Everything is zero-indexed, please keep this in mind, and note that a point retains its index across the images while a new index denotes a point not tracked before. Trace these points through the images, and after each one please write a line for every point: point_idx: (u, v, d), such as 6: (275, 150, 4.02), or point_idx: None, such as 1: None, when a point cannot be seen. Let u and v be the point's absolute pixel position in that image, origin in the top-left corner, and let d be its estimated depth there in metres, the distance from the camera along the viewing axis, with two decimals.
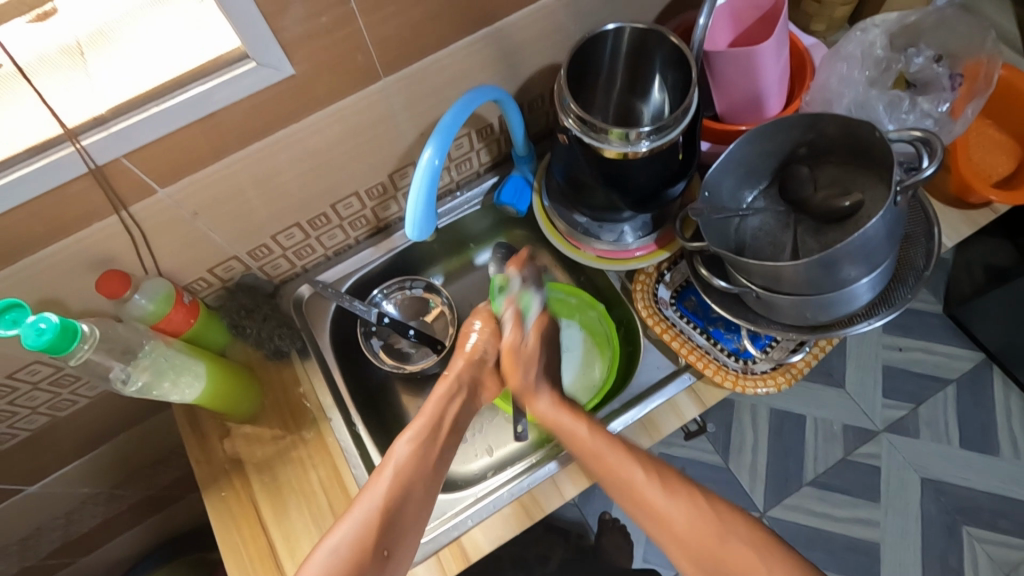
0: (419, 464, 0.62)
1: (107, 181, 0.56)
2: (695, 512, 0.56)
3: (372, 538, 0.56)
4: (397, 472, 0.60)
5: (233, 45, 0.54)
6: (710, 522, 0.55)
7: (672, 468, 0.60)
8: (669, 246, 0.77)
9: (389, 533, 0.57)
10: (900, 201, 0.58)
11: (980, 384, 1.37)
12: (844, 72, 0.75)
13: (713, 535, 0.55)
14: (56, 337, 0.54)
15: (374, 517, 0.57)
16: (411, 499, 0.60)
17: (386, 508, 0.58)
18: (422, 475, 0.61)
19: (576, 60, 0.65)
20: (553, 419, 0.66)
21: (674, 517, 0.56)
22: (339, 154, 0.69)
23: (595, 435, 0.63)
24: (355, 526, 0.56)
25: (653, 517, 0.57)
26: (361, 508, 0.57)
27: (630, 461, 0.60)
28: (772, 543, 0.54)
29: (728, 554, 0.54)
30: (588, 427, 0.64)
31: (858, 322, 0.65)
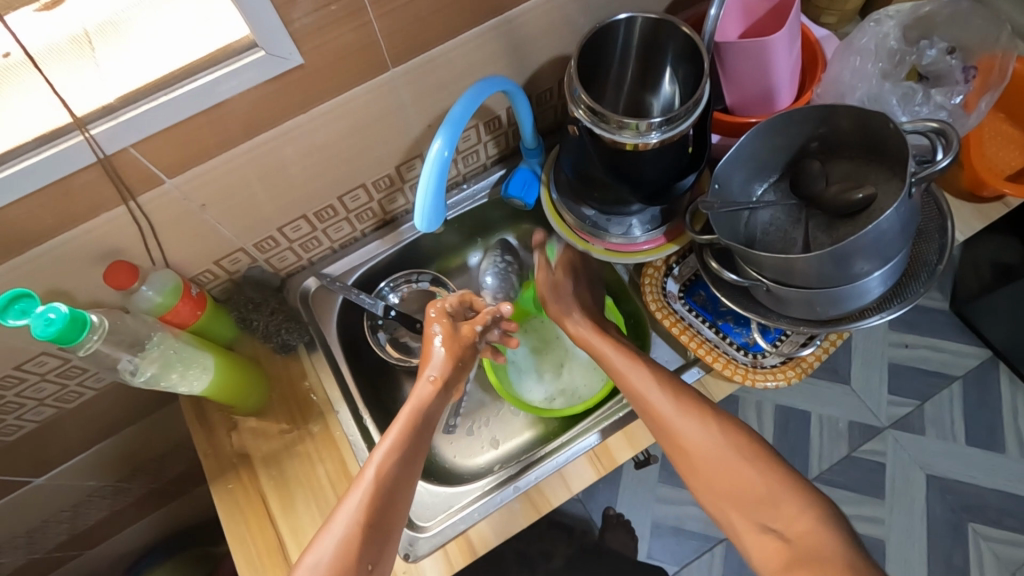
0: (396, 477, 0.63)
1: (116, 171, 0.55)
2: (714, 440, 0.66)
3: (354, 554, 0.58)
4: (376, 482, 0.61)
5: (242, 33, 0.53)
6: (724, 446, 0.65)
7: (698, 398, 0.68)
8: (679, 240, 0.76)
9: (371, 548, 0.59)
10: (914, 194, 0.57)
11: (987, 381, 1.36)
12: (856, 66, 0.75)
13: (726, 461, 0.65)
14: (66, 327, 0.54)
15: (357, 533, 0.59)
16: (389, 515, 0.61)
17: (367, 522, 0.59)
18: (399, 489, 0.63)
19: (587, 50, 0.64)
20: (601, 351, 0.74)
21: (698, 444, 0.65)
22: (347, 146, 0.69)
23: (629, 363, 0.70)
24: (338, 539, 0.58)
25: (678, 447, 0.66)
26: (342, 525, 0.59)
27: (659, 387, 0.67)
28: (787, 478, 0.63)
29: (736, 478, 0.64)
30: (623, 358, 0.71)
31: (869, 316, 0.65)
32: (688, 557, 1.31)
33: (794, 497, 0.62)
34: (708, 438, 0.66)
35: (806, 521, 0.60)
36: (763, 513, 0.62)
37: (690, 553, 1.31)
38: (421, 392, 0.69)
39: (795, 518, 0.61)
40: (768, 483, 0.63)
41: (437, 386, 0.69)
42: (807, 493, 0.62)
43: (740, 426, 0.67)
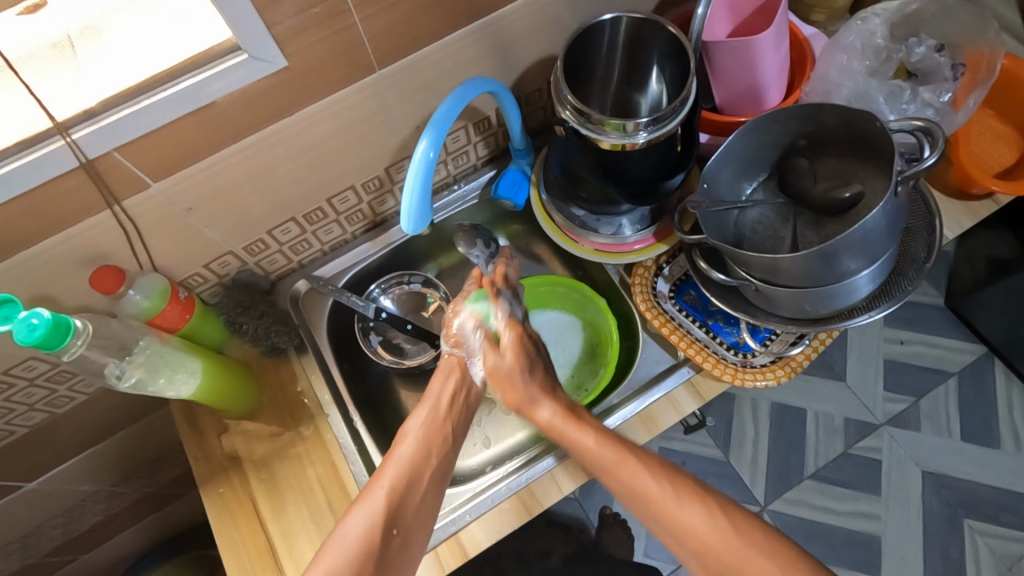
0: (419, 453, 0.67)
1: (99, 176, 0.55)
2: (715, 523, 0.58)
3: (382, 516, 0.61)
4: (400, 459, 0.65)
5: (224, 36, 0.53)
6: (728, 534, 0.57)
7: (691, 482, 0.62)
8: (667, 240, 0.76)
9: (397, 512, 0.62)
10: (900, 192, 0.57)
11: (982, 377, 1.37)
12: (843, 63, 0.75)
13: (729, 545, 0.56)
14: (49, 333, 0.54)
15: (383, 498, 0.62)
16: (416, 487, 0.65)
17: (400, 487, 0.63)
18: (428, 458, 0.67)
19: (574, 51, 0.64)
20: (559, 429, 0.67)
21: (697, 525, 0.58)
22: (335, 148, 0.69)
23: (600, 441, 0.64)
24: (370, 505, 0.61)
25: (672, 530, 0.59)
26: (379, 487, 0.63)
27: (634, 462, 0.62)
28: (785, 551, 0.56)
29: (747, 565, 0.55)
30: (595, 434, 0.65)
31: (858, 315, 0.65)
32: None
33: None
34: (709, 523, 0.58)
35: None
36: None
37: None
38: (436, 382, 0.74)
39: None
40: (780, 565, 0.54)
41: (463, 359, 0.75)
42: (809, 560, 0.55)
43: (738, 504, 0.60)
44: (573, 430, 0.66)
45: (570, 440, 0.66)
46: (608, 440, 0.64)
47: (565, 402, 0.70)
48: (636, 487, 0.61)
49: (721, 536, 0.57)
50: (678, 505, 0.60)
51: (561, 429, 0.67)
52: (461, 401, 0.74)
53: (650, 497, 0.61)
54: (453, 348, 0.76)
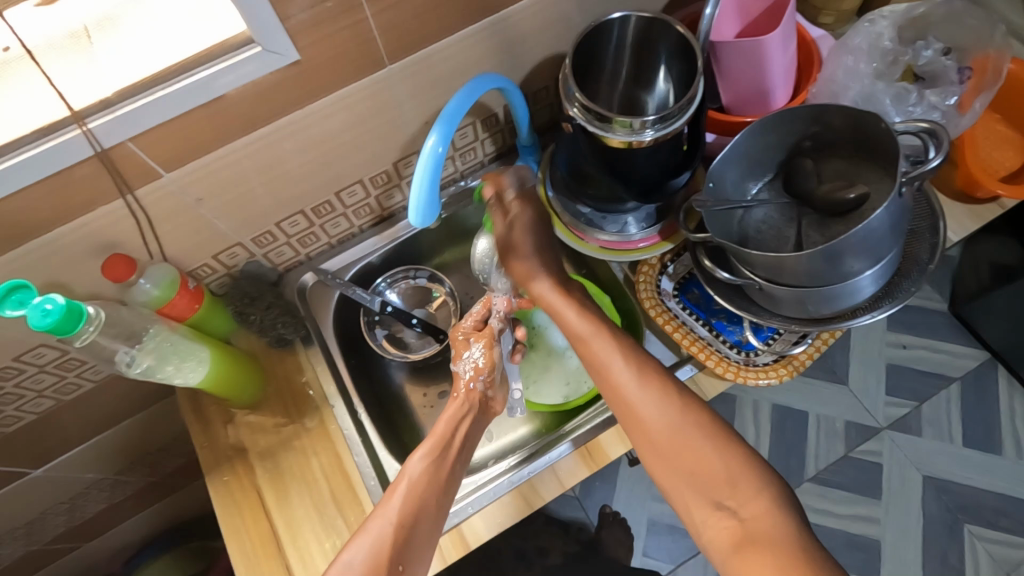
0: (430, 481, 0.66)
1: (114, 165, 0.56)
2: (666, 408, 0.64)
3: (387, 554, 0.60)
4: (411, 486, 0.65)
5: (238, 29, 0.54)
6: (677, 424, 0.63)
7: (654, 367, 0.67)
8: (673, 238, 0.77)
9: (405, 548, 0.61)
10: (905, 193, 0.58)
11: (984, 382, 1.37)
12: (849, 65, 0.75)
13: (671, 429, 0.63)
14: (62, 318, 0.54)
15: (390, 532, 0.62)
16: (422, 514, 0.64)
17: (403, 524, 0.62)
18: (432, 495, 0.65)
19: (582, 48, 0.65)
20: (610, 378, 0.67)
21: (630, 390, 0.66)
22: (344, 142, 0.70)
23: (580, 318, 0.73)
24: (370, 543, 0.61)
25: (630, 415, 0.65)
26: (377, 527, 0.62)
27: (613, 355, 0.68)
28: (742, 458, 0.60)
29: (686, 449, 0.61)
30: (623, 360, 0.68)
31: (860, 315, 0.65)
32: (684, 555, 1.32)
33: (750, 479, 0.58)
34: (661, 409, 0.64)
35: (765, 505, 0.56)
36: (713, 482, 0.59)
37: (686, 551, 1.32)
38: (451, 409, 0.74)
39: (748, 500, 0.57)
40: (720, 455, 0.60)
41: (469, 399, 0.75)
42: (766, 472, 0.59)
43: (687, 391, 0.65)
44: (606, 365, 0.68)
45: (597, 365, 0.69)
46: (632, 367, 0.67)
47: (556, 277, 0.78)
48: (614, 378, 0.67)
49: (671, 428, 0.63)
50: (642, 391, 0.65)
51: (618, 389, 0.66)
52: (462, 436, 0.73)
53: (620, 382, 0.66)
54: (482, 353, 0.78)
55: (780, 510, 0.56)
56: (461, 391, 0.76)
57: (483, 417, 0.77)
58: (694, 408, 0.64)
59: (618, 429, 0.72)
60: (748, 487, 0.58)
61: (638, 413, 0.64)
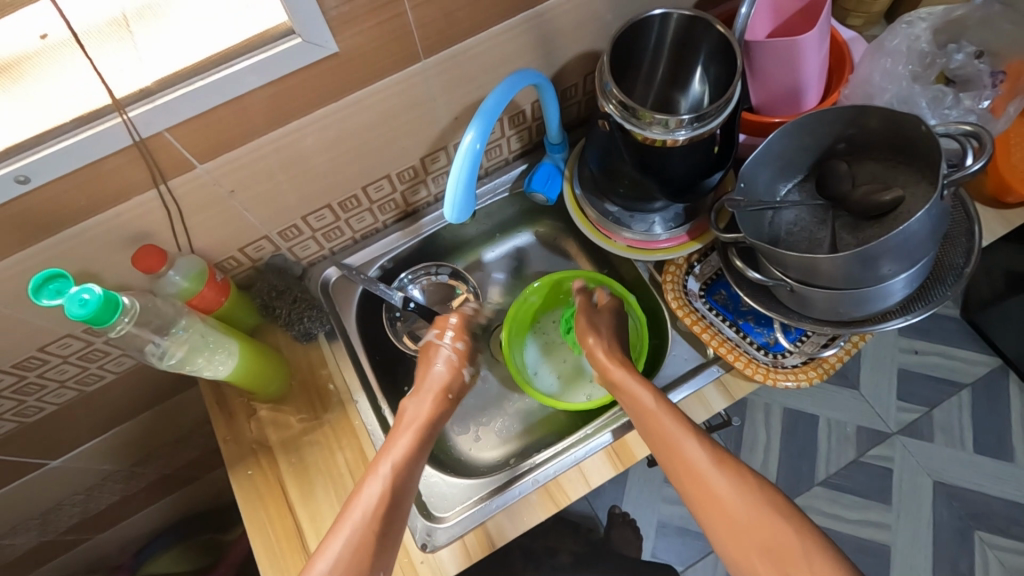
0: (408, 477, 0.67)
1: (150, 155, 0.56)
2: (740, 488, 0.63)
3: (364, 554, 0.61)
4: (389, 490, 0.64)
5: (280, 20, 0.53)
6: (765, 513, 0.61)
7: (729, 455, 0.66)
8: (701, 237, 0.77)
9: (380, 551, 0.62)
10: (945, 196, 0.57)
11: (997, 390, 1.36)
12: (888, 67, 0.74)
13: (757, 521, 0.60)
14: (99, 308, 0.54)
15: (359, 531, 0.62)
16: (393, 518, 0.64)
17: (377, 525, 0.62)
18: (402, 499, 0.65)
19: (619, 45, 0.64)
20: (650, 413, 0.66)
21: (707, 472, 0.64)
22: (374, 136, 0.69)
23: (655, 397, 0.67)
24: (348, 538, 0.61)
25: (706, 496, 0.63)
26: (346, 525, 0.62)
27: (687, 434, 0.65)
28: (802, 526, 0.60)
29: (760, 528, 0.60)
30: (655, 397, 0.67)
31: (892, 319, 0.65)
32: (693, 556, 1.32)
33: (822, 551, 0.58)
34: (734, 487, 0.63)
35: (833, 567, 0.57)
36: (789, 564, 0.58)
37: (696, 553, 1.32)
38: (428, 402, 0.74)
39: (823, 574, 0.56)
40: (790, 531, 0.59)
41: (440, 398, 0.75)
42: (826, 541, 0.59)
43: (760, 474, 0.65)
44: (646, 411, 0.67)
45: (631, 398, 0.69)
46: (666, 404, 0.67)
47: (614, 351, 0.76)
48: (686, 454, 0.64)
49: (740, 500, 0.62)
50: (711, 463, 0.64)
51: (658, 417, 0.66)
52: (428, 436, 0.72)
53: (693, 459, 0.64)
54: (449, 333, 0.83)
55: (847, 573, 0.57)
56: (429, 396, 0.75)
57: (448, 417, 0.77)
58: (775, 498, 0.62)
59: None
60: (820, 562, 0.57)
61: (677, 452, 0.64)
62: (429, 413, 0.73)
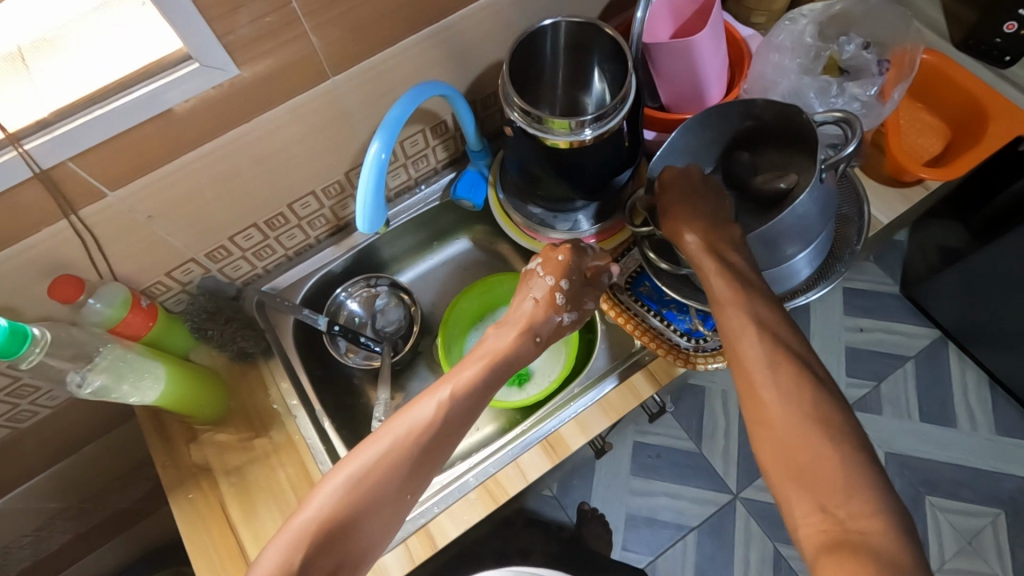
0: (428, 436, 0.58)
1: (57, 186, 0.56)
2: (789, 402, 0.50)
3: (398, 469, 0.56)
4: (404, 438, 0.57)
5: (176, 47, 0.54)
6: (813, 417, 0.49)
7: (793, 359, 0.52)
8: (620, 234, 0.82)
9: (420, 469, 0.57)
10: (826, 178, 0.61)
11: (937, 359, 1.43)
12: (776, 62, 0.79)
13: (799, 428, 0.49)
14: (6, 340, 0.54)
15: (348, 486, 0.54)
16: (388, 477, 0.55)
17: (420, 448, 0.57)
18: (458, 428, 0.60)
19: (518, 55, 0.67)
20: (699, 252, 0.60)
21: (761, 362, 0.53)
22: (294, 154, 0.70)
23: (721, 277, 0.58)
24: (334, 492, 0.54)
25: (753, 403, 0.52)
26: (388, 437, 0.57)
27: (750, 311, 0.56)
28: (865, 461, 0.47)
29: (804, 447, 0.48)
30: (716, 267, 0.59)
31: (800, 296, 0.68)
32: (662, 545, 1.35)
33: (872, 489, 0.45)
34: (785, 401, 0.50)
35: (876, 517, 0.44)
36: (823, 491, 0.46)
37: (665, 541, 1.35)
38: (509, 337, 0.66)
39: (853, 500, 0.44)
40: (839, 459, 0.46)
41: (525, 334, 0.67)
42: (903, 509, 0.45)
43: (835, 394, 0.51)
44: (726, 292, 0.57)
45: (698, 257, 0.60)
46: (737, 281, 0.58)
47: (712, 232, 0.61)
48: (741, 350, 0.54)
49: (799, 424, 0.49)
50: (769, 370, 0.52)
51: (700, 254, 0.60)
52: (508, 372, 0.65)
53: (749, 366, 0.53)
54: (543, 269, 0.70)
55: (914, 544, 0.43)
56: (514, 331, 0.68)
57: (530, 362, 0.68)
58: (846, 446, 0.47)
59: (578, 421, 0.74)
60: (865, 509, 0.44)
61: (722, 319, 0.57)
62: (497, 355, 0.65)
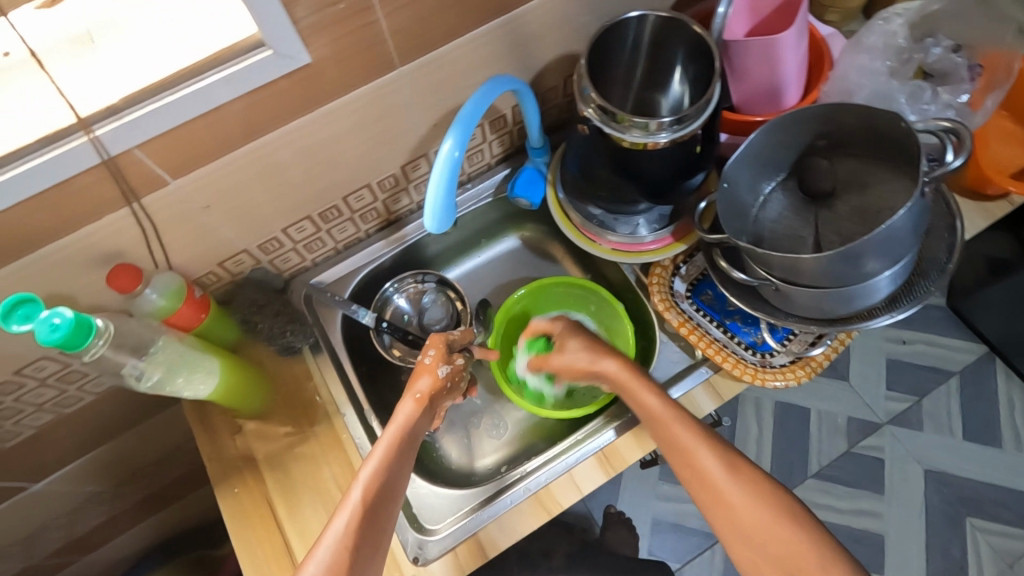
0: (380, 498, 0.60)
1: (120, 173, 0.54)
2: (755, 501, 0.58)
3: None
4: (362, 506, 0.59)
5: (250, 32, 0.53)
6: (768, 512, 0.57)
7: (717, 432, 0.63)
8: (686, 239, 0.76)
9: (361, 568, 0.57)
10: (926, 192, 0.57)
11: (982, 377, 1.37)
12: (865, 63, 0.75)
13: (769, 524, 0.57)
14: (71, 333, 0.53)
15: (339, 557, 0.56)
16: (369, 544, 0.58)
17: (354, 544, 0.57)
18: (385, 505, 0.60)
19: (595, 49, 0.64)
20: (625, 383, 0.67)
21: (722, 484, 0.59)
22: (351, 146, 0.68)
23: (663, 402, 0.64)
24: (321, 561, 0.55)
25: (712, 495, 0.60)
26: (345, 515, 0.58)
27: (695, 436, 0.61)
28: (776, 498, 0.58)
29: (769, 532, 0.56)
30: (660, 399, 0.64)
31: (878, 315, 0.65)
32: (690, 553, 1.32)
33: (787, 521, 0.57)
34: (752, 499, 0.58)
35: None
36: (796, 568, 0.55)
37: (692, 549, 1.32)
38: (405, 410, 0.66)
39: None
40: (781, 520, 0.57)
41: (423, 403, 0.66)
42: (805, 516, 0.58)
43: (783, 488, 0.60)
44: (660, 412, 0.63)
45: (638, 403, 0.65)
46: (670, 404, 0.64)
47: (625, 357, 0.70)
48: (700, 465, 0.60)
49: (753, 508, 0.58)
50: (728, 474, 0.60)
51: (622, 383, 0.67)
52: (415, 441, 0.66)
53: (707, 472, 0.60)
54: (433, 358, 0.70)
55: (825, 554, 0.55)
56: (411, 400, 0.67)
57: (432, 418, 0.70)
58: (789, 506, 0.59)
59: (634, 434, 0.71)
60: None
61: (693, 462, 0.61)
62: (408, 420, 0.65)
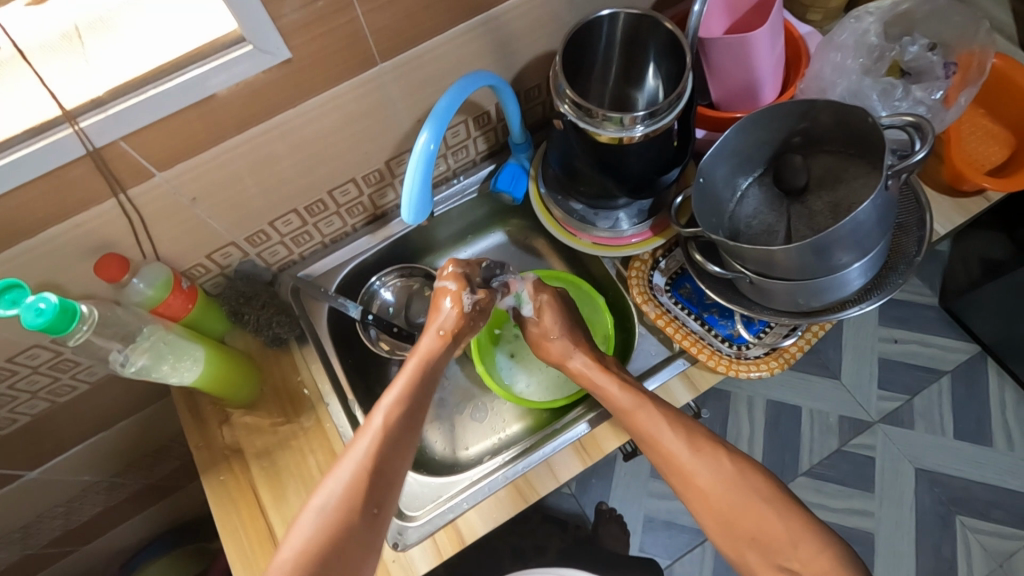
0: (400, 425, 0.65)
1: (106, 165, 0.56)
2: (721, 474, 0.64)
3: (358, 497, 0.60)
4: (383, 431, 0.64)
5: (231, 28, 0.54)
6: (737, 491, 0.63)
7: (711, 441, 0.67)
8: (664, 233, 0.78)
9: (376, 490, 0.61)
10: (890, 185, 0.58)
11: (974, 376, 1.38)
12: (837, 61, 0.76)
13: (739, 505, 0.63)
14: (56, 318, 0.55)
15: (359, 476, 0.61)
16: (391, 467, 0.63)
17: (373, 469, 0.62)
18: (406, 433, 0.65)
19: (572, 46, 0.66)
20: (590, 376, 0.72)
21: (688, 465, 0.65)
22: (336, 141, 0.70)
23: (623, 390, 0.69)
24: (337, 485, 0.61)
25: (692, 488, 0.65)
26: (362, 445, 0.63)
27: (661, 423, 0.66)
28: (782, 502, 0.63)
29: (753, 518, 0.62)
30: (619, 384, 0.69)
31: (849, 307, 0.66)
32: (681, 550, 1.28)
33: (806, 532, 0.60)
34: (715, 474, 0.65)
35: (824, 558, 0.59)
36: (772, 547, 0.61)
37: (683, 546, 1.29)
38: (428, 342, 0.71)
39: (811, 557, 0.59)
40: (775, 518, 0.62)
41: (446, 339, 0.71)
42: (804, 514, 0.62)
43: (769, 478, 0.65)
44: (631, 409, 0.68)
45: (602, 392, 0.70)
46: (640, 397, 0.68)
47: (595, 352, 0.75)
48: (665, 447, 0.66)
49: (727, 492, 0.63)
50: (700, 461, 0.65)
51: (589, 375, 0.72)
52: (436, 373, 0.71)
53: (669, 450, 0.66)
54: (454, 302, 0.72)
55: (825, 545, 0.60)
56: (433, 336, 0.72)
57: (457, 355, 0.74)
58: (777, 494, 0.64)
59: (612, 425, 0.73)
60: (807, 547, 0.60)
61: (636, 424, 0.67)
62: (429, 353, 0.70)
